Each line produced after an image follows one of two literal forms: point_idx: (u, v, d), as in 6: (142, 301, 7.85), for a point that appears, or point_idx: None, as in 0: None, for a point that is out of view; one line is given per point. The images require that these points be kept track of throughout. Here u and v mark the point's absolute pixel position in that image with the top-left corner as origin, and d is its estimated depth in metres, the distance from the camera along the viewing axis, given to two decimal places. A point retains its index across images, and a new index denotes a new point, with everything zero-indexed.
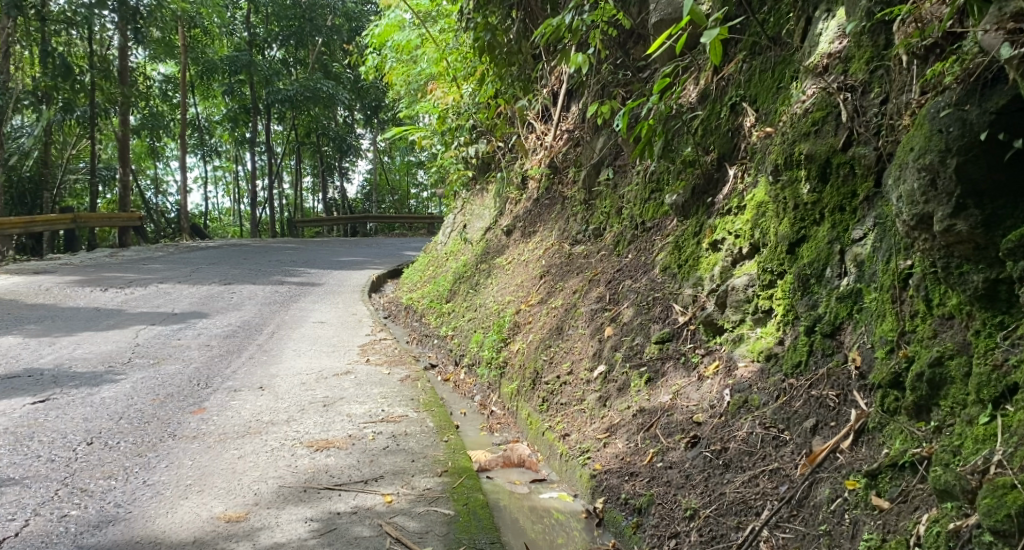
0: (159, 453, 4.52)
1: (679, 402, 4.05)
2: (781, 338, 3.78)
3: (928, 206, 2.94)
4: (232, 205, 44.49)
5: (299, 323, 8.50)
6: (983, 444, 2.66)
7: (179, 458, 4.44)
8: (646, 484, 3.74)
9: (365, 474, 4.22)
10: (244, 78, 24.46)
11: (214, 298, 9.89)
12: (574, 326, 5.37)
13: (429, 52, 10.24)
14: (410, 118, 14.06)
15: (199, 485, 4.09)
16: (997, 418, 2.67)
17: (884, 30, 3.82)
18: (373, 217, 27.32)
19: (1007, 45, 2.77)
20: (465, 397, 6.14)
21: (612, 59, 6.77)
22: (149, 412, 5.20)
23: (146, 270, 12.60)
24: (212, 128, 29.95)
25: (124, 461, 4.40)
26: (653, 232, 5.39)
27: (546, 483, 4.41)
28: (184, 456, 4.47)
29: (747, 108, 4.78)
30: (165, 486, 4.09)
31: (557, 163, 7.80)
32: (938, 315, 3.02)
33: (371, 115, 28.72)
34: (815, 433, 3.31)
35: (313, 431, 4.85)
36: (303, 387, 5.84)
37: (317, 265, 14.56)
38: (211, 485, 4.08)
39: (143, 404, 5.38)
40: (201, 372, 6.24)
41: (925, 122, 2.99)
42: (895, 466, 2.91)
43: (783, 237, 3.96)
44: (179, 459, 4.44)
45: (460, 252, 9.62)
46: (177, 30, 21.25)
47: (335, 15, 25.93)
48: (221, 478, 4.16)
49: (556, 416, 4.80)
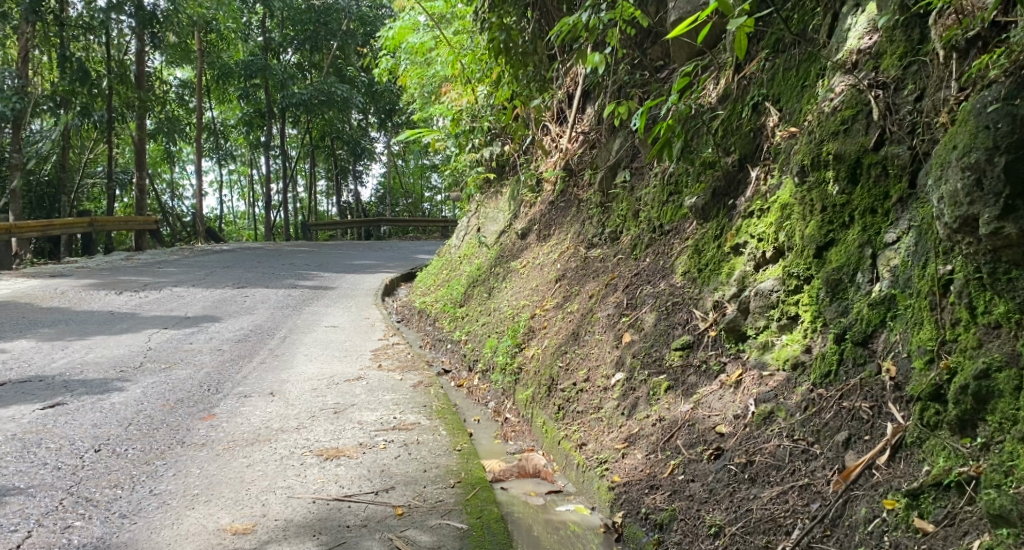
0: (167, 461, 4.39)
1: (701, 411, 3.87)
2: (808, 346, 3.60)
3: (973, 207, 2.77)
4: (247, 210, 44.59)
5: (311, 327, 8.37)
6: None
7: (187, 466, 4.32)
8: (668, 498, 3.57)
9: (376, 484, 4.08)
10: (260, 83, 24.47)
11: (227, 302, 9.79)
12: (591, 332, 5.21)
13: (444, 55, 10.08)
14: (424, 121, 13.91)
15: (206, 495, 3.95)
16: None
17: (919, 23, 3.67)
18: (387, 222, 27.22)
19: None
20: (478, 403, 5.99)
21: (629, 59, 6.60)
22: (159, 418, 5.08)
23: (160, 274, 12.52)
24: (228, 132, 29.95)
25: (131, 470, 4.27)
26: (671, 235, 5.22)
27: (562, 495, 4.25)
28: (192, 464, 4.34)
29: (771, 107, 4.61)
30: (172, 496, 3.96)
31: (572, 165, 7.65)
32: (983, 323, 2.86)
33: (385, 118, 28.65)
34: (848, 447, 3.14)
35: (324, 438, 4.71)
36: (314, 392, 5.70)
37: (330, 269, 14.48)
38: (218, 495, 3.95)
39: (152, 409, 5.26)
40: (212, 377, 6.11)
41: (970, 118, 2.83)
42: (939, 486, 2.76)
43: (810, 240, 3.78)
44: (187, 467, 4.31)
45: (474, 255, 9.47)
46: (194, 35, 21.28)
47: (350, 19, 25.89)
48: (229, 488, 4.03)
49: (572, 424, 4.65)
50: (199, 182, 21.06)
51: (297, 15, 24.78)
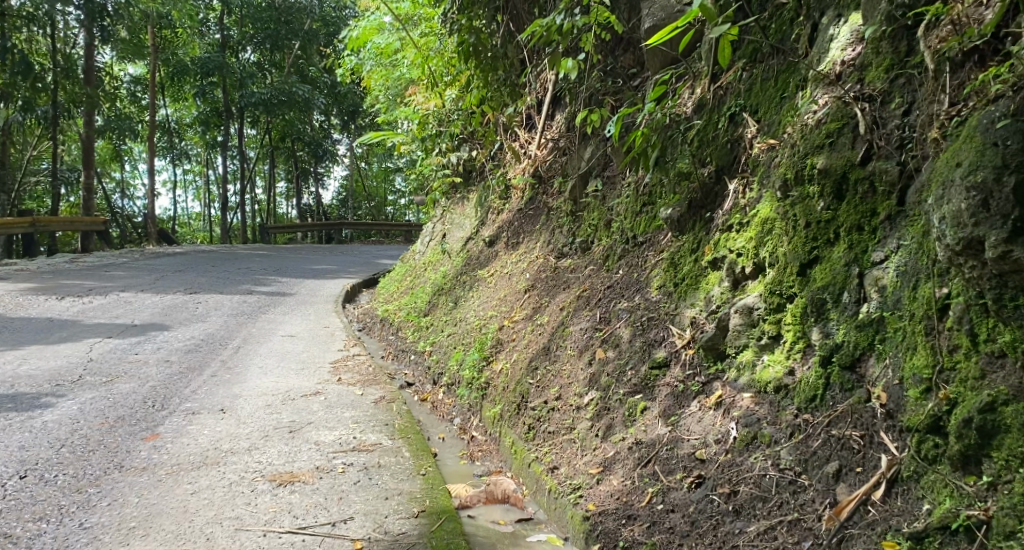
0: (101, 488, 4.08)
1: (679, 435, 3.68)
2: (791, 368, 3.41)
3: (978, 229, 2.65)
4: (202, 210, 43.75)
5: (266, 337, 8.04)
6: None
7: (124, 495, 4.01)
8: (646, 530, 3.37)
9: (332, 514, 3.82)
10: (217, 81, 23.67)
11: (178, 308, 9.40)
12: (562, 347, 5.00)
13: (408, 56, 9.76)
14: (388, 123, 13.60)
15: (144, 529, 3.66)
16: None
17: (907, 35, 3.51)
18: (348, 225, 26.81)
19: None
20: (443, 419, 5.74)
21: (600, 66, 6.42)
22: (96, 439, 4.75)
23: (107, 277, 12.04)
24: (183, 130, 29.24)
25: (60, 499, 3.95)
26: (645, 247, 5.02)
27: (533, 523, 4.02)
28: (130, 492, 4.03)
29: (749, 118, 4.43)
30: (105, 530, 3.66)
31: (542, 172, 7.43)
32: (986, 352, 2.71)
33: (348, 119, 28.38)
34: (839, 480, 2.98)
35: (277, 461, 4.43)
36: (268, 409, 5.41)
37: (289, 273, 14.11)
38: (157, 528, 3.65)
39: (88, 429, 4.93)
40: (158, 392, 5.78)
41: (977, 135, 2.71)
42: (945, 530, 2.59)
43: (792, 256, 3.60)
44: (123, 496, 4.00)
45: (439, 263, 9.22)
46: (148, 30, 20.64)
47: (312, 19, 25.45)
48: (169, 519, 3.74)
49: (543, 445, 4.42)
50: (151, 182, 20.44)
51: (256, 13, 24.14)
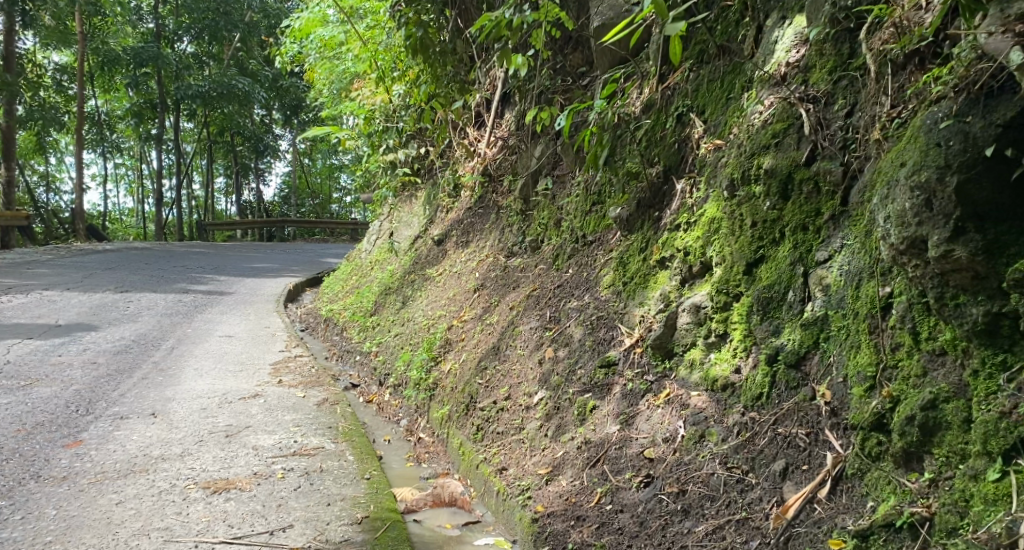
0: (15, 501, 3.90)
1: (629, 434, 3.66)
2: (738, 367, 3.42)
3: (921, 228, 2.68)
4: (136, 206, 42.44)
5: (202, 338, 7.81)
6: (996, 505, 2.39)
7: (41, 507, 3.84)
8: (595, 531, 3.33)
9: (270, 523, 3.71)
10: (150, 70, 22.93)
11: (106, 308, 9.06)
12: (512, 346, 4.96)
13: (353, 50, 9.57)
14: (333, 118, 13.36)
15: (63, 543, 3.50)
16: (1011, 475, 2.39)
17: (848, 38, 3.55)
18: (291, 222, 26.29)
19: (1019, 50, 2.60)
20: (389, 421, 5.64)
21: (550, 64, 6.39)
22: (11, 448, 4.53)
23: (28, 275, 11.55)
24: (114, 123, 28.34)
25: None
26: (595, 246, 5.01)
27: (480, 526, 3.96)
28: (47, 504, 3.86)
29: (695, 118, 4.44)
30: (18, 545, 3.49)
31: (490, 170, 7.37)
32: (927, 350, 2.74)
33: (290, 115, 27.91)
34: (786, 478, 2.99)
35: (212, 468, 4.29)
36: (203, 413, 5.25)
37: (227, 271, 13.79)
38: (77, 542, 3.50)
39: (4, 436, 4.70)
40: (82, 396, 5.56)
41: (920, 135, 2.76)
42: (889, 527, 2.60)
43: (739, 256, 3.62)
44: (39, 508, 3.82)
45: (386, 262, 9.08)
46: (75, 17, 19.83)
47: (253, 11, 24.78)
48: (90, 532, 3.58)
49: (491, 446, 4.37)
50: (78, 176, 19.73)
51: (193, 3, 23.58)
